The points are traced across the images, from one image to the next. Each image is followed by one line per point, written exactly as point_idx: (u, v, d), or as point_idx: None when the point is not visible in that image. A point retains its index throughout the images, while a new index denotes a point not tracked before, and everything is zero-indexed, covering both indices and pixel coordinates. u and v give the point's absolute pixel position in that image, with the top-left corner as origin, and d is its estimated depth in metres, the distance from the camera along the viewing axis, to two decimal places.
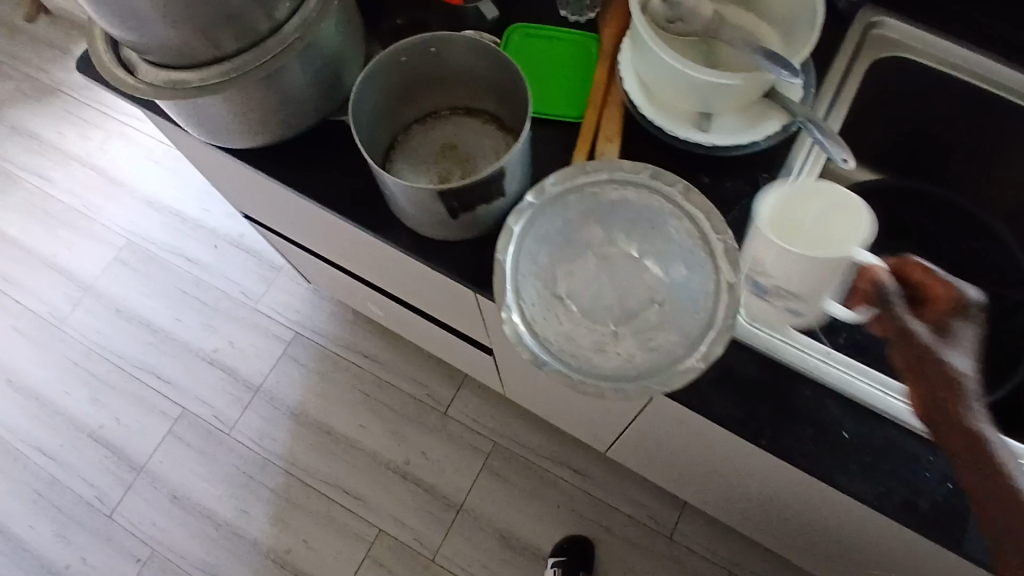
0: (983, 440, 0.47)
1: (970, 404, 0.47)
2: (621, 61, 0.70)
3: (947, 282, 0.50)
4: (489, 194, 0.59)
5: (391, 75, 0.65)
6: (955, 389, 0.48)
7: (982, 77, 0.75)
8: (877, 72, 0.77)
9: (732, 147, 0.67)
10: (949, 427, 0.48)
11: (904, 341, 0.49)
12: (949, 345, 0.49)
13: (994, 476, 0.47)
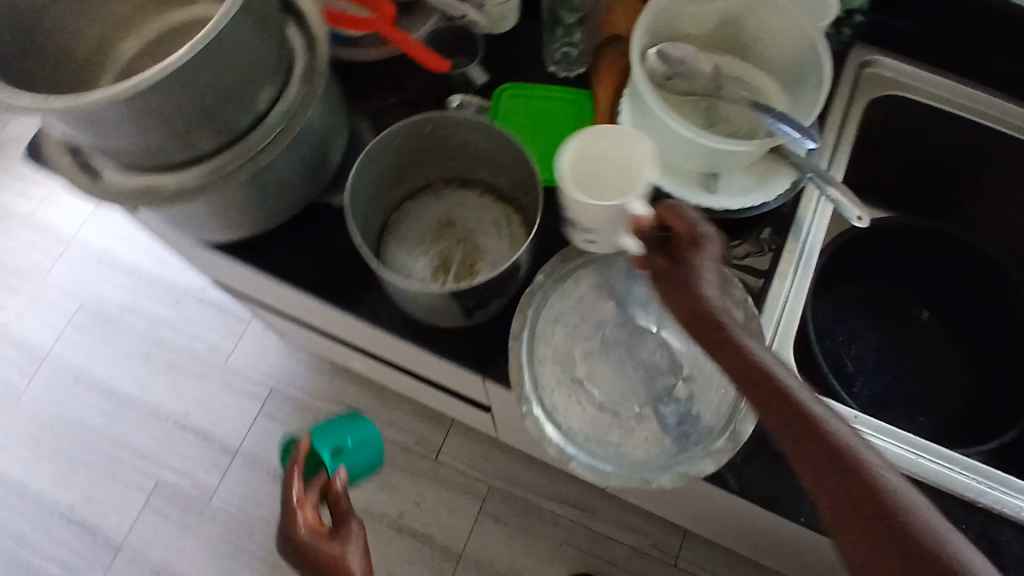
0: (814, 419, 0.41)
1: (725, 328, 0.45)
2: (621, 121, 0.67)
3: (686, 218, 0.49)
4: (500, 281, 0.55)
5: (384, 155, 0.61)
6: (703, 316, 0.46)
7: (971, 109, 0.75)
8: (870, 109, 0.76)
9: (743, 208, 0.66)
10: (775, 407, 0.42)
11: (664, 273, 0.49)
12: (688, 275, 0.47)
13: (839, 462, 0.39)
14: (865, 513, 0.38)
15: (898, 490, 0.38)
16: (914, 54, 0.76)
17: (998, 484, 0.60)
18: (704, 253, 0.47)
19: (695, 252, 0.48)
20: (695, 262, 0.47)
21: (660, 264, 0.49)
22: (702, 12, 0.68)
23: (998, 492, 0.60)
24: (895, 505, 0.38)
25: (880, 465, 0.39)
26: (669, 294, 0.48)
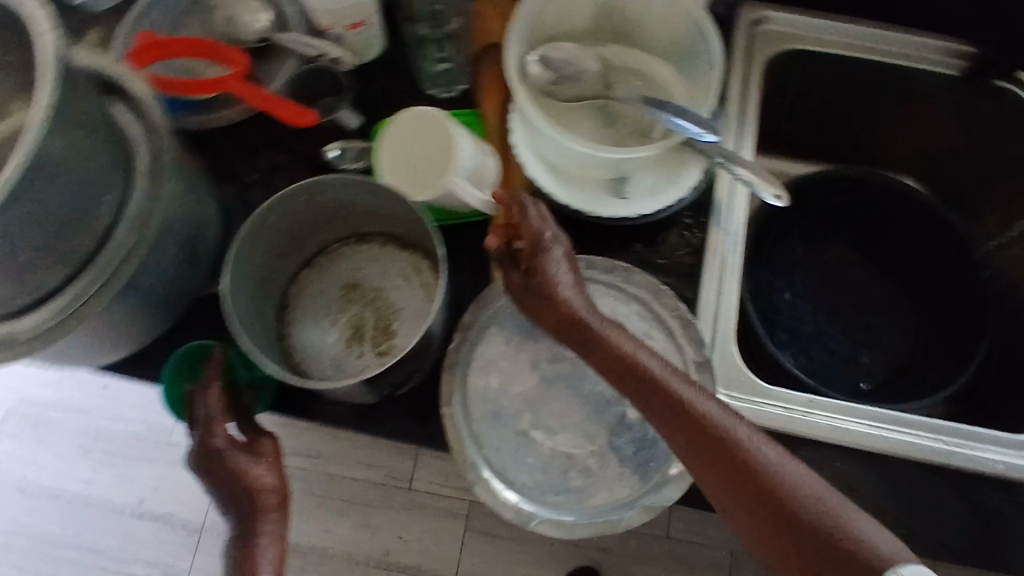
0: (687, 407, 0.47)
1: (587, 327, 0.51)
2: (515, 144, 0.62)
3: (527, 221, 0.52)
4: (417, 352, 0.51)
5: (262, 233, 0.55)
6: (567, 319, 0.52)
7: (874, 49, 0.72)
8: (769, 68, 0.73)
9: (661, 209, 0.62)
10: (645, 396, 0.48)
11: (524, 284, 0.53)
12: (542, 280, 0.52)
13: (721, 445, 0.46)
14: (742, 488, 0.45)
15: (779, 465, 0.45)
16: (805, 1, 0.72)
17: (969, 444, 0.60)
18: (550, 259, 0.52)
19: (544, 259, 0.52)
20: (545, 270, 0.52)
21: (517, 271, 0.54)
22: (578, 5, 0.63)
23: (962, 447, 0.59)
24: (763, 473, 0.45)
25: (745, 433, 0.46)
26: (529, 302, 0.53)
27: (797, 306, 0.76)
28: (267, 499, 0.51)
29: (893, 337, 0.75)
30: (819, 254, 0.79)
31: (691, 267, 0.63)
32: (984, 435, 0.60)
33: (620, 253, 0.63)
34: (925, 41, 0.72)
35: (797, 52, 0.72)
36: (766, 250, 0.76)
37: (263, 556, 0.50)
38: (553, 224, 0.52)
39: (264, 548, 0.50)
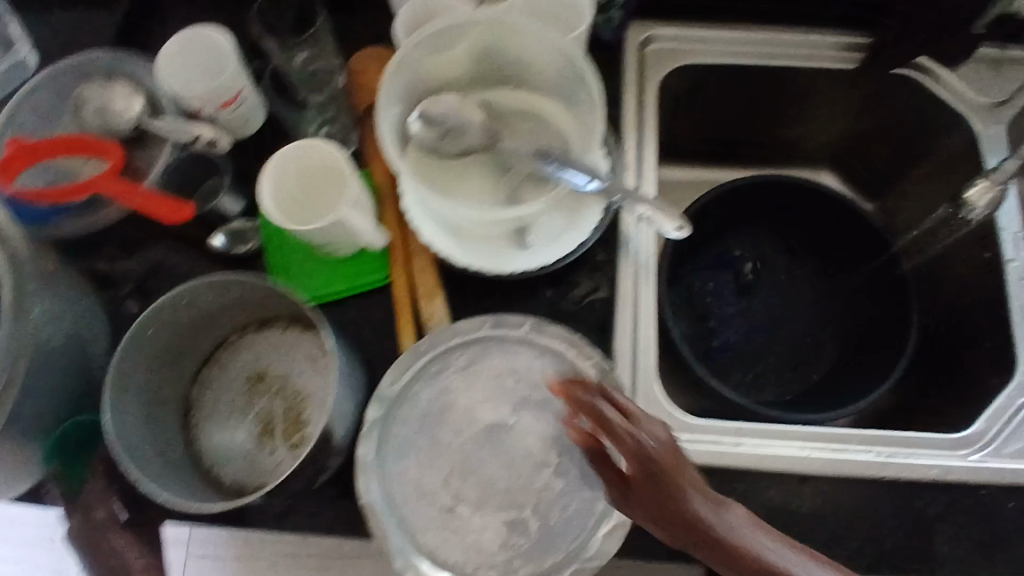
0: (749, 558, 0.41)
1: (684, 511, 0.43)
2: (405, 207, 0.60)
3: (589, 405, 0.46)
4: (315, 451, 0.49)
5: (144, 347, 0.53)
6: (661, 510, 0.43)
7: (769, 52, 0.71)
8: (666, 85, 0.72)
9: (562, 256, 0.61)
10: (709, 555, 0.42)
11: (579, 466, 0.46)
12: (626, 464, 0.44)
13: None
14: None
15: None
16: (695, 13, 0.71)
17: (904, 451, 0.59)
18: (673, 477, 0.43)
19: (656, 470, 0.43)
20: (676, 488, 0.43)
21: (625, 493, 0.45)
22: (455, 54, 0.62)
23: (897, 455, 0.58)
24: None
25: None
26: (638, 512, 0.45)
27: (724, 321, 0.76)
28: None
29: (822, 342, 0.76)
30: (740, 262, 0.79)
31: (605, 308, 0.62)
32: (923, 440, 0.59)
33: (530, 303, 0.62)
34: (817, 37, 0.71)
35: (691, 65, 0.71)
36: (681, 270, 0.77)
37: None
38: (651, 432, 0.44)
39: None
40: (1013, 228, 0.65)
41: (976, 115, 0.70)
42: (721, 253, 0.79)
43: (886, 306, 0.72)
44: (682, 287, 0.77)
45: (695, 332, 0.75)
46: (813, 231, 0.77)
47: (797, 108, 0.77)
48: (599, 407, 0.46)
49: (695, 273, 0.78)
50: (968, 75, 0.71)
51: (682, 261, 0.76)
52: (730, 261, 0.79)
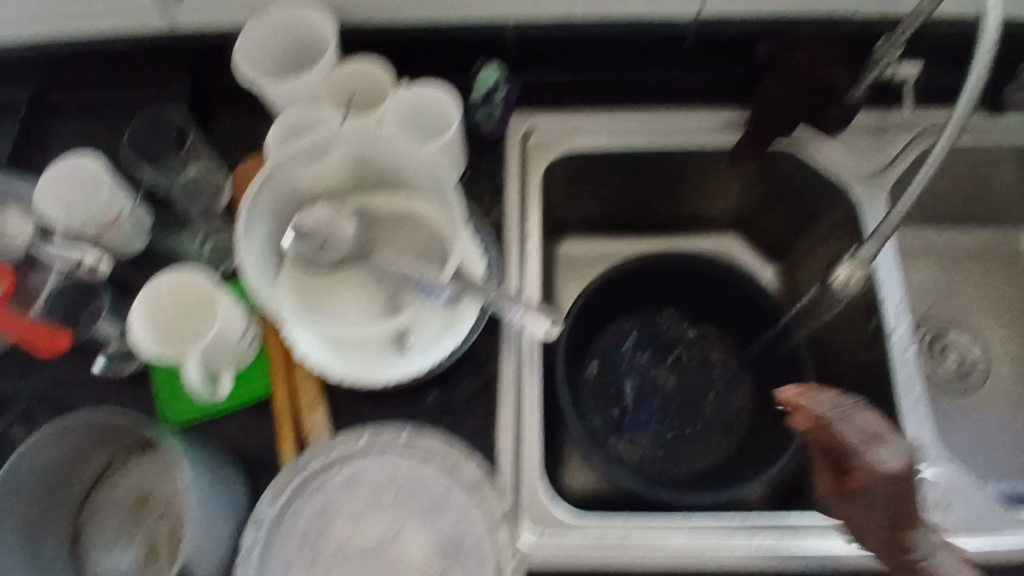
0: None
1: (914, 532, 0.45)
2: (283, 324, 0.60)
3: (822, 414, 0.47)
4: None
5: (21, 489, 0.55)
6: (901, 520, 0.46)
7: (650, 136, 0.72)
8: (553, 172, 0.73)
9: (440, 359, 0.62)
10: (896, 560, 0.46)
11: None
12: (878, 463, 0.46)
13: None
14: None
15: None
16: (576, 100, 0.73)
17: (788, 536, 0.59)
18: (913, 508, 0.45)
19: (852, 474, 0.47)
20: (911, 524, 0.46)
21: (842, 494, 0.48)
22: (327, 164, 0.63)
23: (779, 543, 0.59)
24: None
25: None
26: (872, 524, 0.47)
27: (632, 395, 0.79)
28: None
29: (728, 411, 0.78)
30: (648, 335, 0.82)
31: (488, 408, 0.63)
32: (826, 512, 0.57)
33: (414, 406, 0.63)
34: (695, 115, 0.72)
35: (576, 154, 0.73)
36: (590, 347, 0.80)
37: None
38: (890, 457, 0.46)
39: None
40: (892, 297, 0.66)
41: (855, 183, 0.71)
42: (630, 326, 0.82)
43: (784, 378, 0.73)
44: (592, 365, 0.80)
45: (603, 408, 0.78)
46: (714, 302, 0.79)
47: (689, 181, 0.79)
48: (852, 416, 0.47)
49: (605, 349, 0.81)
50: (847, 143, 0.72)
51: (588, 339, 0.79)
52: (638, 335, 0.81)
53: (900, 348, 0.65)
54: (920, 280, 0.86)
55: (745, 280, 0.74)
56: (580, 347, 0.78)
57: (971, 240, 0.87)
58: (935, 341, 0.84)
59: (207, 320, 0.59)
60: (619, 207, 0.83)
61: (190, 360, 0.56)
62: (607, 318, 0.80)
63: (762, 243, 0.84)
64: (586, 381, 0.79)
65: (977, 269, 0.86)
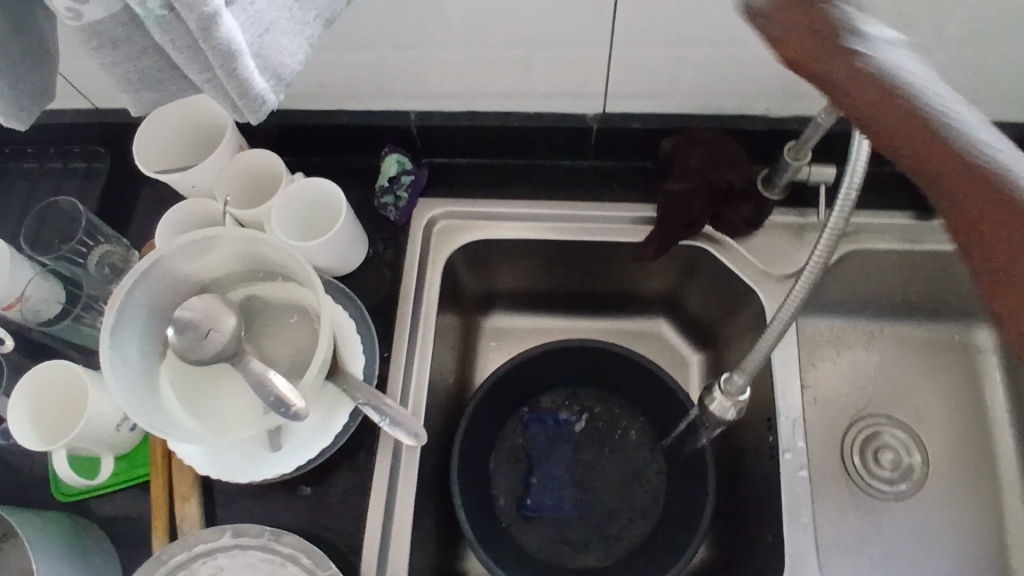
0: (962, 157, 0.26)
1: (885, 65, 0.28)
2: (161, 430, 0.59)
3: None
4: None
5: None
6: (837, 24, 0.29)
7: (555, 226, 0.72)
8: (458, 257, 0.75)
9: (311, 458, 0.62)
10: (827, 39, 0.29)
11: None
12: None
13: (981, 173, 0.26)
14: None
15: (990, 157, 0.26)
16: (483, 188, 0.73)
17: None
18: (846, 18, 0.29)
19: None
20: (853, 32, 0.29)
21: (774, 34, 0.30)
22: (216, 258, 0.65)
23: None
24: None
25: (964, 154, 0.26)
26: (825, 75, 0.29)
27: (541, 481, 0.77)
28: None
29: (640, 505, 0.75)
30: (566, 417, 0.80)
31: (357, 507, 0.62)
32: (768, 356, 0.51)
33: (286, 501, 0.63)
34: (603, 204, 0.72)
35: (481, 242, 0.73)
36: (504, 429, 0.79)
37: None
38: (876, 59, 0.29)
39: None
40: (791, 414, 0.63)
41: (761, 286, 0.68)
42: (547, 407, 0.80)
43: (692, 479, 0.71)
44: (505, 446, 0.79)
45: (510, 490, 0.77)
46: (631, 386, 0.77)
47: (606, 267, 0.77)
48: None
49: (519, 429, 0.80)
50: (761, 242, 0.70)
51: (500, 421, 0.79)
52: (554, 417, 0.80)
53: (792, 470, 0.61)
54: (858, 372, 0.82)
55: (655, 372, 0.73)
56: (489, 429, 0.77)
57: (914, 334, 0.82)
58: (868, 438, 0.79)
59: (79, 413, 0.60)
60: (544, 288, 0.83)
61: (58, 450, 0.58)
62: (523, 401, 0.80)
63: (689, 328, 0.81)
64: (495, 465, 0.78)
65: (920, 364, 0.82)
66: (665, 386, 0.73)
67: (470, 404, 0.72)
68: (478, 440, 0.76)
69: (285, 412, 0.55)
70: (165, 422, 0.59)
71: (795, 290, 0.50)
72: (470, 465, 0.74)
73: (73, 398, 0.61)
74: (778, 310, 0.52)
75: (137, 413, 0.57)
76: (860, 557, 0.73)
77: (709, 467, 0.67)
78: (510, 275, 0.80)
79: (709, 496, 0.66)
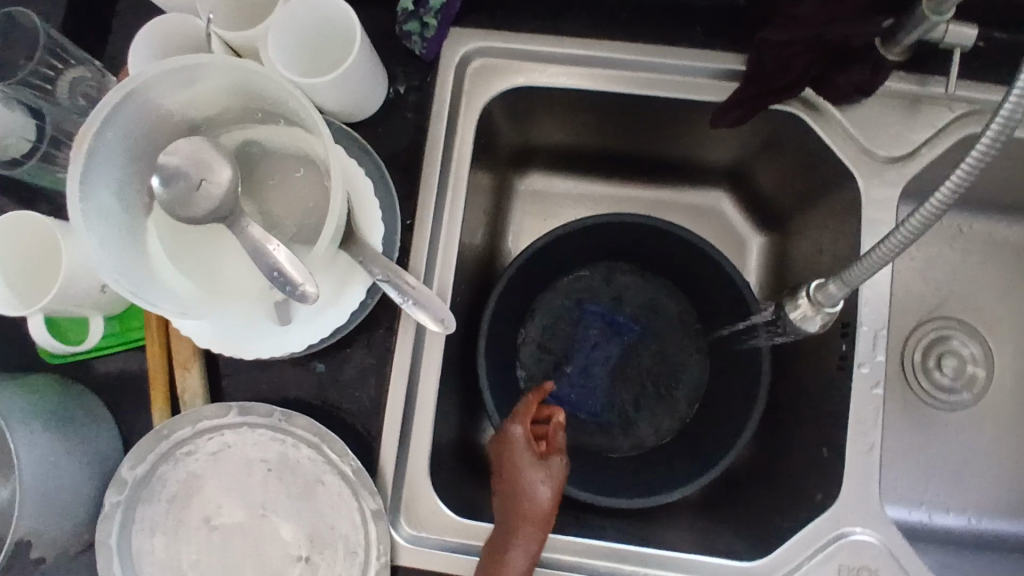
0: None
1: None
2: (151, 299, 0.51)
3: None
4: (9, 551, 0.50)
5: None
6: None
7: (618, 75, 0.60)
8: (496, 106, 0.63)
9: (323, 336, 0.55)
10: None
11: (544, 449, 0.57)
12: None
13: None
14: None
15: None
16: (534, 24, 0.60)
17: None
18: None
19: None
20: None
21: None
22: (204, 91, 0.53)
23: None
24: None
25: None
26: None
27: (574, 365, 0.71)
28: (534, 474, 0.54)
29: (678, 399, 0.69)
30: (603, 297, 0.72)
31: (377, 388, 0.56)
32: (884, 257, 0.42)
33: (296, 378, 0.57)
34: (678, 51, 0.58)
35: (526, 89, 0.61)
36: (533, 305, 0.72)
37: (526, 474, 0.54)
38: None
39: (526, 467, 0.54)
40: (875, 325, 0.56)
41: (860, 171, 0.58)
42: (583, 283, 0.72)
43: (739, 380, 0.64)
44: (533, 323, 0.72)
45: (535, 370, 0.71)
46: (680, 269, 0.69)
47: (667, 129, 0.66)
48: None
49: (552, 306, 0.72)
50: (868, 113, 0.58)
51: (532, 297, 0.71)
52: (591, 296, 0.72)
53: (866, 386, 0.55)
54: (936, 270, 0.72)
55: (716, 260, 0.63)
56: (520, 306, 0.69)
57: (1010, 233, 0.72)
58: (932, 344, 0.72)
59: (53, 272, 0.54)
60: (591, 146, 0.71)
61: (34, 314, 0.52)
62: (559, 275, 0.72)
63: (755, 207, 0.71)
64: (524, 341, 0.71)
65: (1010, 266, 0.72)
66: (725, 277, 0.63)
67: (501, 281, 0.63)
68: (505, 318, 0.68)
69: (290, 291, 0.47)
70: (158, 287, 0.51)
71: (931, 199, 0.39)
72: (498, 345, 0.67)
73: (45, 254, 0.54)
74: (906, 219, 0.40)
75: (119, 278, 0.49)
76: (909, 464, 0.69)
77: (764, 371, 0.61)
78: (554, 129, 0.69)
79: (759, 399, 0.60)
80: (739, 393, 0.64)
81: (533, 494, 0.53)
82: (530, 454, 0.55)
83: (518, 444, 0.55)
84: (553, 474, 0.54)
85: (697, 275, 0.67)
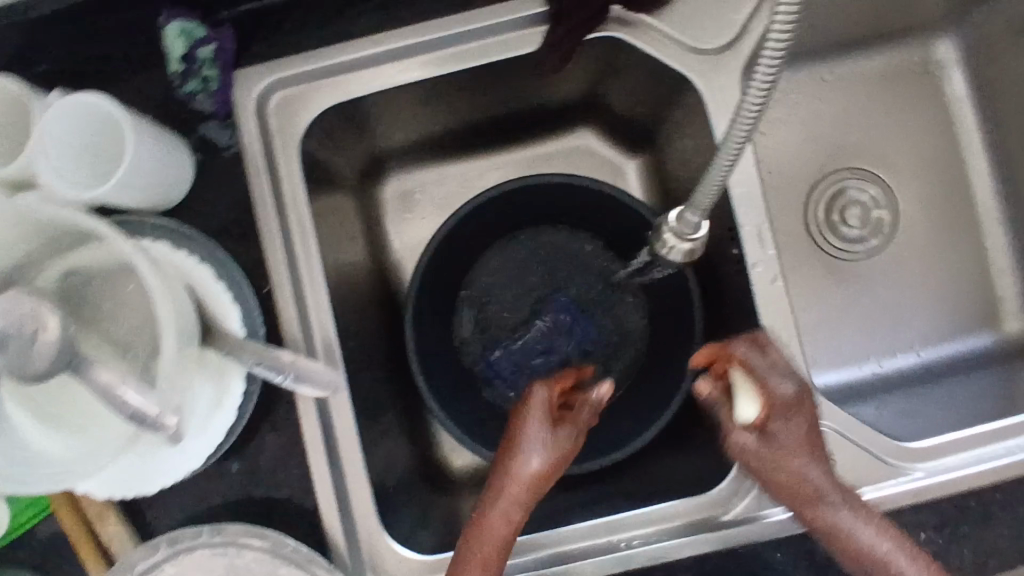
0: None
1: None
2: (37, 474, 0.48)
3: None
4: None
5: None
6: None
7: (425, 57, 0.56)
8: (317, 132, 0.58)
9: (221, 441, 0.53)
10: None
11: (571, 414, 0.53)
12: None
13: None
14: None
15: None
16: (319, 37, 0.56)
17: (657, 532, 0.54)
18: None
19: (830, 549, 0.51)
20: None
21: None
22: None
23: (657, 532, 0.54)
24: None
25: None
26: None
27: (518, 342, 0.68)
28: (536, 443, 0.50)
29: (626, 341, 0.67)
30: (518, 269, 0.69)
31: (300, 463, 0.54)
32: (738, 148, 0.40)
33: (218, 484, 0.55)
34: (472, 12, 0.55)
35: (339, 106, 0.57)
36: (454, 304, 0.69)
37: (531, 439, 0.51)
38: (793, 384, 0.49)
39: (536, 432, 0.51)
40: (755, 221, 0.54)
41: (694, 72, 0.55)
42: (496, 263, 0.69)
43: (670, 303, 0.63)
44: (458, 320, 0.69)
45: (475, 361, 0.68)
46: (584, 213, 0.66)
47: (503, 85, 0.62)
48: None
49: (474, 296, 0.69)
50: (683, 9, 0.55)
51: (449, 298, 0.68)
52: (509, 272, 0.69)
53: (767, 283, 0.54)
54: (817, 124, 0.71)
55: (603, 191, 0.61)
56: (438, 313, 0.66)
57: (872, 65, 0.70)
58: (834, 199, 0.71)
59: None
60: (442, 127, 0.68)
61: None
62: (469, 265, 0.68)
63: (620, 131, 0.70)
64: (460, 341, 0.68)
65: (881, 96, 0.71)
66: (630, 209, 0.61)
67: (410, 295, 0.61)
68: (431, 328, 0.65)
69: (149, 425, 0.44)
70: (36, 462, 0.48)
71: (752, 88, 0.37)
72: (430, 357, 0.64)
73: None
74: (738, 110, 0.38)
75: None
76: (847, 323, 0.69)
77: (693, 290, 0.59)
78: (394, 127, 0.65)
79: (695, 319, 0.59)
80: (678, 318, 0.63)
81: (530, 460, 0.50)
82: (547, 421, 0.52)
83: (538, 407, 0.52)
84: (556, 446, 0.51)
85: (598, 212, 0.65)
